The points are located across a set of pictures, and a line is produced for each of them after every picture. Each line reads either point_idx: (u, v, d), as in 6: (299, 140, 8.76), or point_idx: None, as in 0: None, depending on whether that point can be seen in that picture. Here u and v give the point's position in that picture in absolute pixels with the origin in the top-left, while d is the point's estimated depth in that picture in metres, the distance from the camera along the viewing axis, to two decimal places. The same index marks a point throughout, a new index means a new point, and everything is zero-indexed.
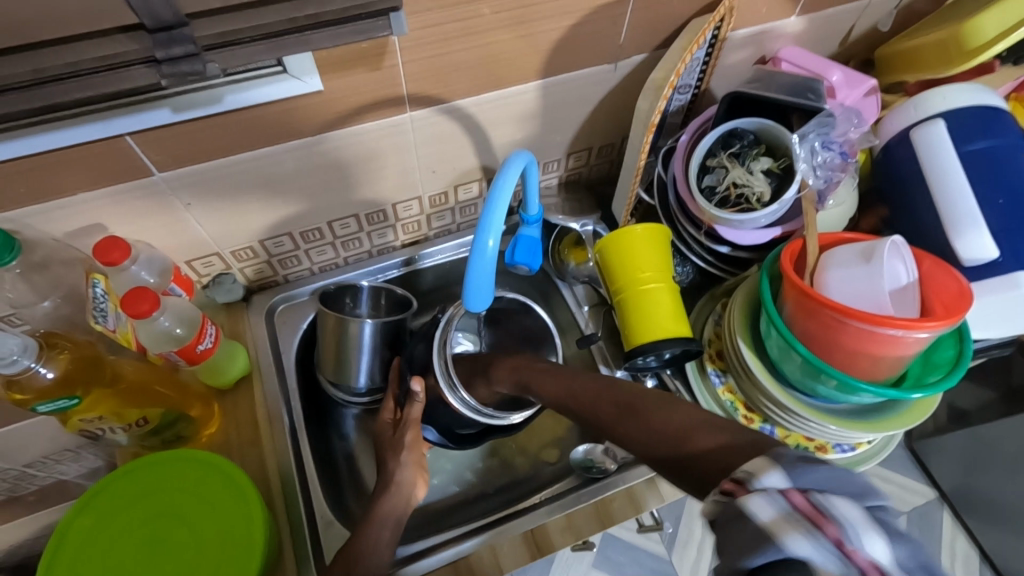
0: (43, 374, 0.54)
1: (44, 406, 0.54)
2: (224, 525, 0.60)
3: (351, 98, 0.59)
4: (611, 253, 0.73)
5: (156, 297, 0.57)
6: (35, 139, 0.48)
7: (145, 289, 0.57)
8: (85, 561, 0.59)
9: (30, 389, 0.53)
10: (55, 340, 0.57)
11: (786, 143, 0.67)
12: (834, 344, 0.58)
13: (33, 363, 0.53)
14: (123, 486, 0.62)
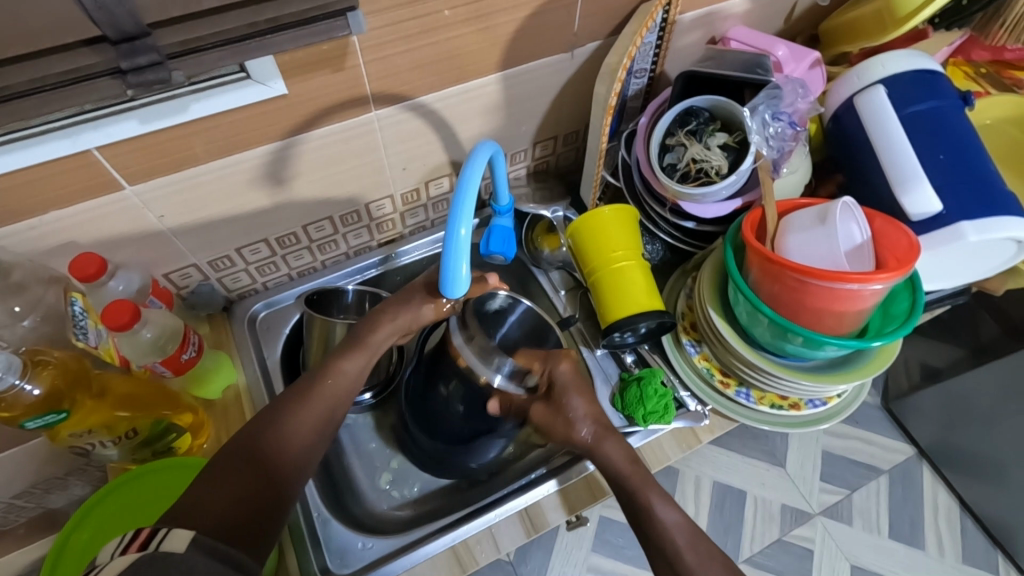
0: (29, 390, 0.54)
1: (33, 423, 0.54)
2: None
3: (316, 100, 0.60)
4: (583, 235, 0.76)
5: (135, 308, 0.57)
6: (3, 158, 0.49)
7: (123, 301, 0.57)
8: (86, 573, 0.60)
9: (18, 406, 0.53)
10: (40, 355, 0.57)
11: (740, 117, 0.70)
12: (798, 303, 0.61)
13: (19, 380, 0.52)
14: (119, 497, 0.63)
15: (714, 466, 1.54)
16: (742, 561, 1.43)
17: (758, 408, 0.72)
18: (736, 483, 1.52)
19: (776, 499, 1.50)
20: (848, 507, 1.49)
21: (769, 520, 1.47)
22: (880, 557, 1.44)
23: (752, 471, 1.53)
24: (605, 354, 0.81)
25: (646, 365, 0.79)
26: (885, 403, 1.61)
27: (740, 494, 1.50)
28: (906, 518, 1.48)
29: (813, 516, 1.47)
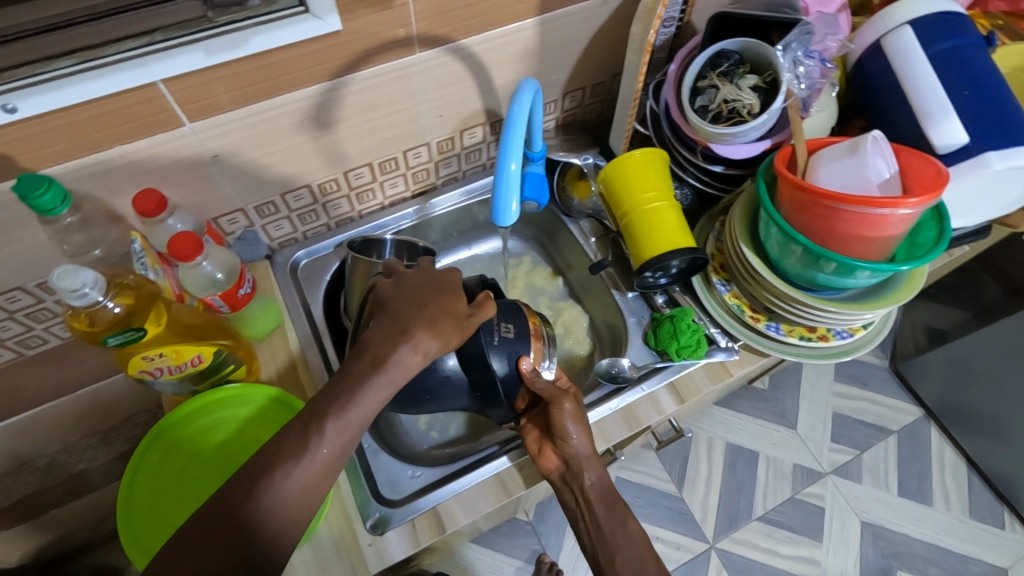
0: (110, 307, 0.57)
1: (114, 338, 0.57)
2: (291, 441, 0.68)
3: (363, 40, 0.62)
4: (614, 180, 0.79)
5: (197, 241, 0.60)
6: (77, 88, 0.51)
7: (187, 234, 0.60)
8: (161, 493, 0.64)
9: (99, 320, 0.57)
10: (119, 278, 0.60)
11: (770, 58, 0.72)
12: (831, 231, 0.63)
13: (102, 299, 0.56)
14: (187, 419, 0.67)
15: (726, 429, 1.58)
16: (755, 518, 1.47)
17: (788, 340, 0.74)
18: (748, 444, 1.56)
19: (787, 459, 1.53)
20: (857, 466, 1.53)
21: (781, 479, 1.51)
22: (889, 512, 1.48)
23: (761, 433, 1.57)
24: (636, 297, 0.84)
25: (676, 305, 0.81)
26: (893, 364, 1.65)
27: (752, 456, 1.54)
28: (915, 475, 1.52)
29: (824, 475, 1.51)
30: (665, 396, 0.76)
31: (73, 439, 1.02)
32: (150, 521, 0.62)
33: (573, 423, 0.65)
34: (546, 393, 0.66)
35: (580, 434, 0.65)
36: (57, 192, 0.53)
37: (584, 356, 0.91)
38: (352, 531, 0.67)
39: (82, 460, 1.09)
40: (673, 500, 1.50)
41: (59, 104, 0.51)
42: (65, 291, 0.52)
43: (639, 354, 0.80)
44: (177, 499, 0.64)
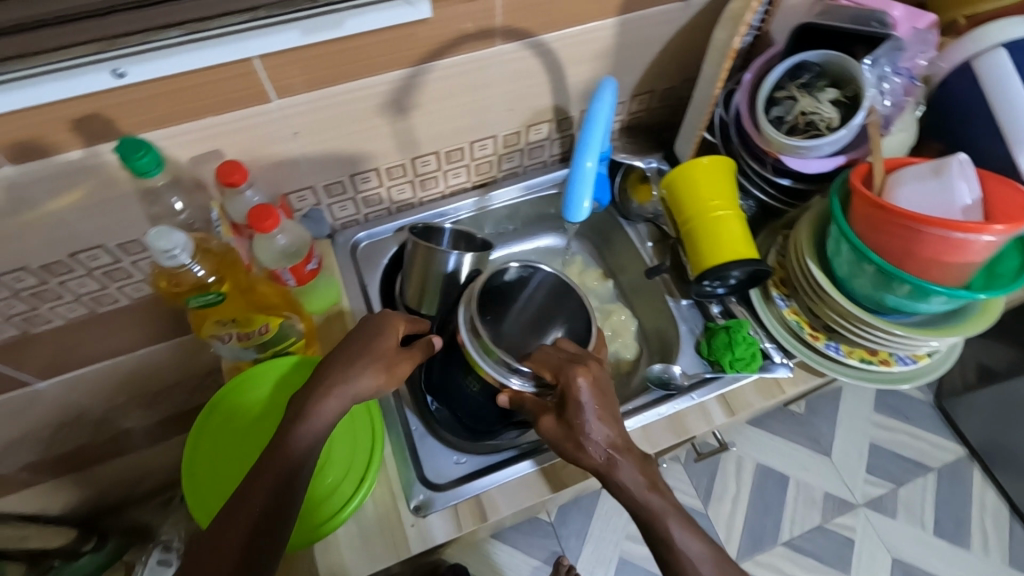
0: (195, 271, 0.61)
1: (196, 301, 0.61)
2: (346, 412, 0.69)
3: (449, 29, 0.63)
4: (678, 185, 0.79)
5: (277, 214, 0.62)
6: (181, 58, 0.54)
7: (268, 206, 0.62)
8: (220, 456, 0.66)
9: (184, 281, 0.62)
10: (206, 243, 0.65)
11: (853, 73, 0.71)
12: (907, 252, 0.62)
13: (189, 263, 0.60)
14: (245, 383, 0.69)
15: (757, 449, 1.55)
16: (781, 543, 1.43)
17: (848, 361, 0.73)
18: (779, 467, 1.52)
19: (819, 486, 1.50)
20: (892, 500, 1.48)
21: (810, 505, 1.47)
22: (922, 550, 1.43)
23: (793, 457, 1.53)
24: (690, 306, 0.83)
25: (732, 317, 0.80)
26: (938, 401, 1.60)
27: (783, 479, 1.51)
28: (952, 515, 1.47)
29: (856, 506, 1.47)
30: (715, 407, 0.75)
31: (125, 398, 1.06)
32: (210, 481, 0.65)
33: (580, 417, 0.60)
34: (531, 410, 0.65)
35: (601, 422, 0.60)
36: (154, 156, 0.56)
37: (630, 361, 0.90)
38: (395, 511, 0.68)
39: (131, 419, 1.13)
40: (697, 516, 1.48)
41: (165, 72, 0.54)
42: (159, 251, 0.55)
43: (691, 363, 0.79)
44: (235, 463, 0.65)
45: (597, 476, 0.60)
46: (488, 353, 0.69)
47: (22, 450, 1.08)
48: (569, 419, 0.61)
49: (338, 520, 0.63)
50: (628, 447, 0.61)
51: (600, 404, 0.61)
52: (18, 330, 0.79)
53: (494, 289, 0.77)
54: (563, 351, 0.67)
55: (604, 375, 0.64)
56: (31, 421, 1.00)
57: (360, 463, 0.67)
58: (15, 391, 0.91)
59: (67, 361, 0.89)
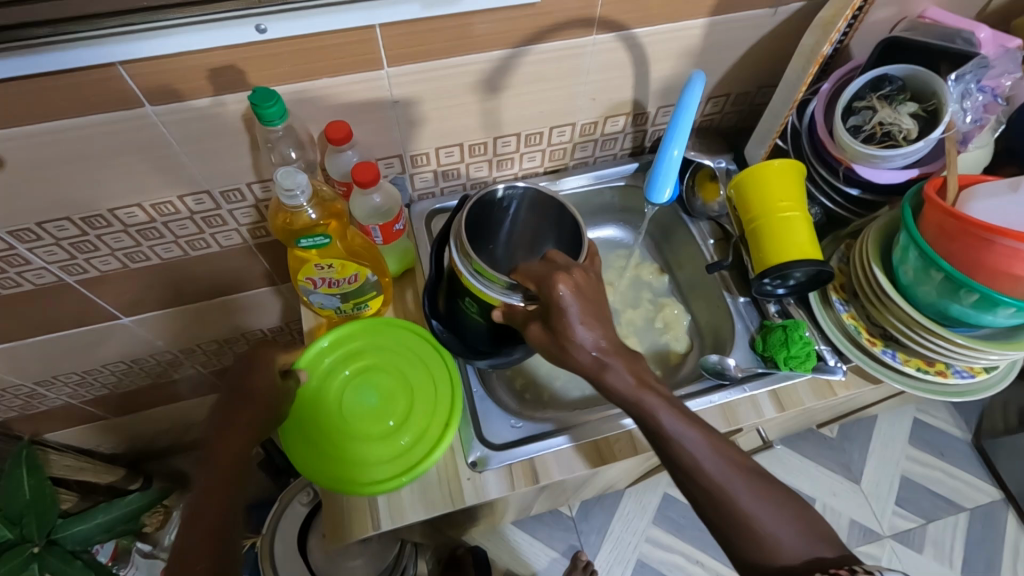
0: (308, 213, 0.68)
1: (305, 241, 0.68)
2: (424, 371, 0.77)
3: (551, 15, 0.67)
4: (747, 185, 0.81)
5: (378, 169, 0.68)
6: (316, 20, 0.59)
7: (368, 163, 0.69)
8: (315, 419, 0.73)
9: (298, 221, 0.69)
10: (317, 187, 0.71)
11: (935, 88, 0.72)
12: (978, 261, 0.63)
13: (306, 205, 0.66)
14: (336, 350, 0.78)
15: (786, 468, 1.54)
16: None
17: (903, 369, 0.74)
18: (807, 488, 1.52)
19: (846, 512, 1.49)
20: (920, 535, 1.46)
21: (836, 529, 1.47)
22: None
23: (822, 479, 1.53)
24: (747, 303, 0.85)
25: (789, 317, 0.82)
26: (976, 439, 1.57)
27: (809, 501, 1.50)
28: (982, 557, 1.44)
29: (883, 537, 1.46)
30: (766, 401, 0.77)
31: (193, 345, 1.13)
32: (309, 440, 0.72)
33: (565, 320, 0.59)
34: (522, 318, 0.64)
35: (583, 323, 0.59)
36: (280, 108, 0.61)
37: (680, 353, 0.93)
38: (454, 464, 0.72)
39: (192, 366, 1.20)
40: None
41: (300, 31, 0.59)
42: (283, 189, 0.63)
43: (744, 358, 0.81)
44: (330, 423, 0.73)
45: (586, 378, 0.61)
46: (489, 278, 0.65)
47: (93, 383, 1.15)
48: (552, 323, 0.60)
49: (426, 463, 0.70)
50: (617, 351, 0.60)
51: (583, 303, 0.59)
52: (118, 264, 0.85)
53: (479, 213, 0.72)
54: (547, 259, 0.64)
55: (592, 281, 0.62)
56: (108, 355, 1.07)
57: (439, 422, 0.73)
58: (101, 324, 0.98)
59: (153, 300, 0.96)
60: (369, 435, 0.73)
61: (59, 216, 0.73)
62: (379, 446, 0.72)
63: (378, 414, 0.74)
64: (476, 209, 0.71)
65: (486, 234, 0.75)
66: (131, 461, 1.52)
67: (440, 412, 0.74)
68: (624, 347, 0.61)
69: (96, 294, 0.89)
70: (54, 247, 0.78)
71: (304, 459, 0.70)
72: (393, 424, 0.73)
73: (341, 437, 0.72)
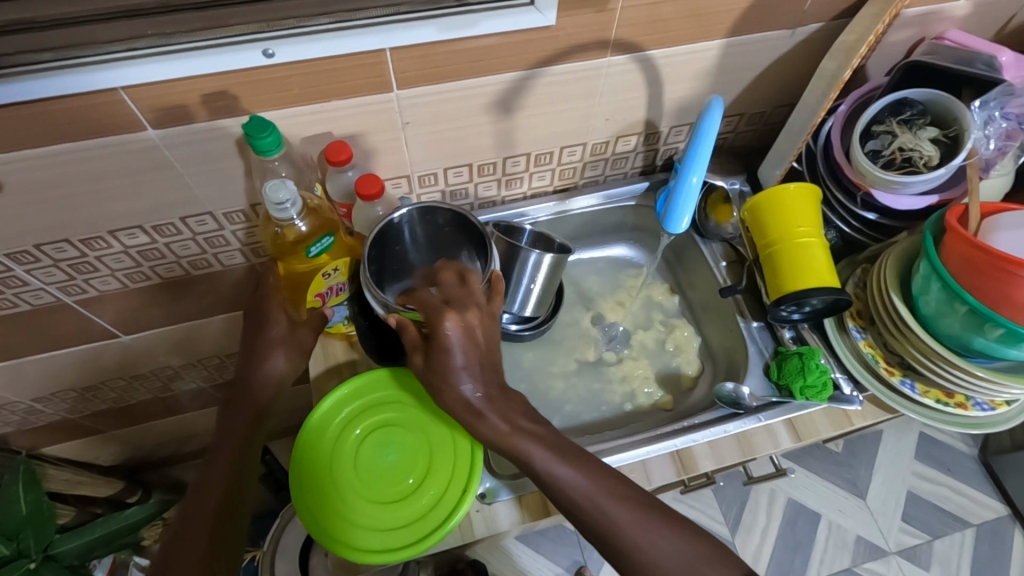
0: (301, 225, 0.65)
1: (313, 248, 0.66)
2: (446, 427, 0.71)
3: (568, 37, 0.66)
4: (764, 208, 0.79)
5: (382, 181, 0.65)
6: (327, 44, 0.57)
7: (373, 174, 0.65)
8: (325, 474, 0.68)
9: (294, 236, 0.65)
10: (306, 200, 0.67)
11: (958, 114, 0.71)
12: (1005, 295, 0.61)
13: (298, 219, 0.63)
14: (351, 402, 0.72)
15: (793, 483, 1.52)
16: None
17: (922, 400, 0.72)
18: (812, 504, 1.50)
19: (853, 529, 1.47)
20: (927, 552, 1.45)
21: (842, 546, 1.45)
22: None
23: (829, 496, 1.51)
24: (761, 328, 0.84)
25: (804, 344, 0.80)
26: (982, 455, 1.55)
27: (815, 516, 1.48)
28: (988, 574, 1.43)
29: (889, 553, 1.44)
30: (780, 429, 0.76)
31: (193, 360, 1.10)
32: (319, 498, 0.66)
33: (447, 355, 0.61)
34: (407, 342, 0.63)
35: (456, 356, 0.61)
36: (276, 137, 0.58)
37: (691, 377, 0.91)
38: None
39: (191, 380, 1.18)
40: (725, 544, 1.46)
41: (309, 56, 0.57)
42: (273, 202, 0.57)
43: (759, 385, 0.80)
44: (341, 482, 0.68)
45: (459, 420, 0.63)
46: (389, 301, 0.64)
47: (91, 399, 1.13)
48: (432, 352, 0.62)
49: (451, 523, 0.65)
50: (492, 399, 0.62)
51: (470, 345, 0.62)
52: (118, 284, 0.83)
53: (389, 238, 0.68)
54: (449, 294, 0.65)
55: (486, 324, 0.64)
56: (107, 372, 1.05)
57: (460, 478, 0.68)
58: (100, 342, 0.95)
59: (151, 319, 0.93)
60: (385, 498, 0.67)
61: (58, 238, 0.71)
62: (396, 510, 0.66)
63: (396, 475, 0.69)
64: (376, 254, 0.66)
65: (391, 262, 0.70)
66: (129, 473, 1.50)
67: (460, 469, 0.68)
68: (499, 390, 0.63)
69: (96, 313, 0.87)
70: (53, 268, 0.76)
71: (317, 527, 0.65)
72: (412, 484, 0.68)
73: (355, 501, 0.67)
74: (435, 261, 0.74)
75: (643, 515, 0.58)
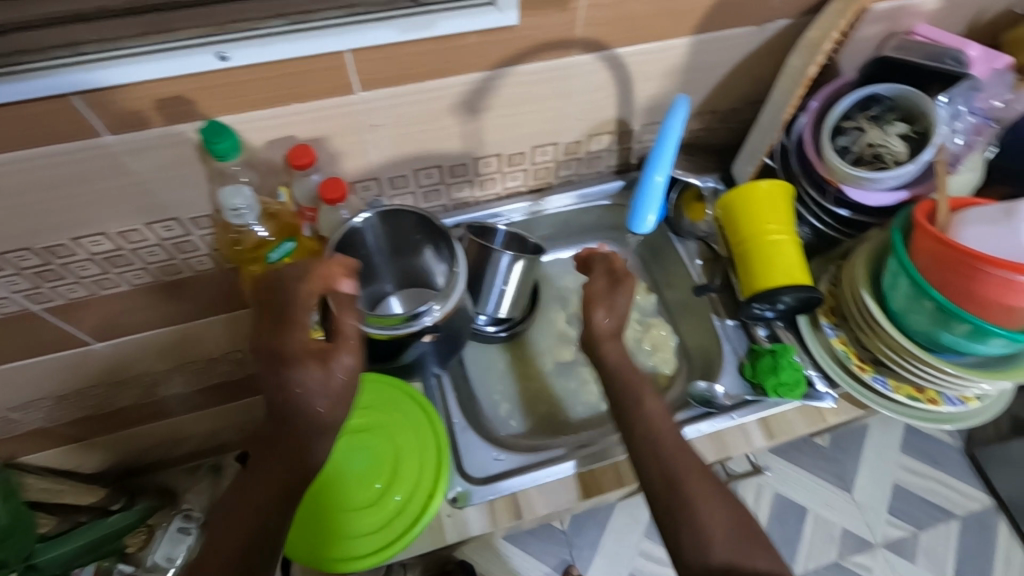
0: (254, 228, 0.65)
1: (274, 255, 0.67)
2: (417, 432, 0.71)
3: (532, 37, 0.65)
4: (735, 206, 0.79)
5: (346, 187, 0.65)
6: (282, 46, 0.56)
7: (338, 179, 0.65)
8: None
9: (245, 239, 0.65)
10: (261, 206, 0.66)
11: (927, 110, 0.71)
12: (971, 290, 0.61)
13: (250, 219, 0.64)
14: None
15: (780, 478, 1.52)
16: None
17: (894, 397, 0.72)
18: (800, 498, 1.50)
19: (840, 522, 1.47)
20: (913, 544, 1.45)
21: (829, 540, 1.46)
22: None
23: (816, 490, 1.51)
24: (735, 326, 0.84)
25: (777, 341, 0.80)
26: (968, 448, 1.56)
27: (802, 511, 1.49)
28: (974, 565, 1.44)
29: (876, 546, 1.45)
30: (753, 429, 0.75)
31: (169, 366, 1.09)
32: None
33: None
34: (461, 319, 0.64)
35: None
36: (233, 141, 0.57)
37: (667, 376, 0.91)
38: None
39: (169, 387, 1.17)
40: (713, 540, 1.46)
41: (264, 59, 0.56)
42: (228, 208, 0.62)
43: (733, 384, 0.80)
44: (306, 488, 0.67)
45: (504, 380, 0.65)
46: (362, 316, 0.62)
47: (67, 407, 1.12)
48: None
49: (418, 527, 0.65)
50: None
51: None
52: (86, 291, 0.82)
53: (347, 248, 0.66)
54: None
55: None
56: (82, 380, 1.04)
57: (427, 481, 0.68)
58: (72, 350, 0.94)
59: (123, 326, 0.92)
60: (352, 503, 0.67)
61: (20, 246, 0.70)
62: (362, 515, 0.66)
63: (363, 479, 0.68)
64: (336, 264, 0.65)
65: (357, 269, 0.69)
66: (113, 480, 1.48)
67: (427, 471, 0.68)
68: None
69: (65, 321, 0.86)
70: (16, 277, 0.75)
71: (285, 533, 0.64)
72: (379, 488, 0.67)
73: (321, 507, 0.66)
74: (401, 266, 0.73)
75: (717, 490, 0.59)
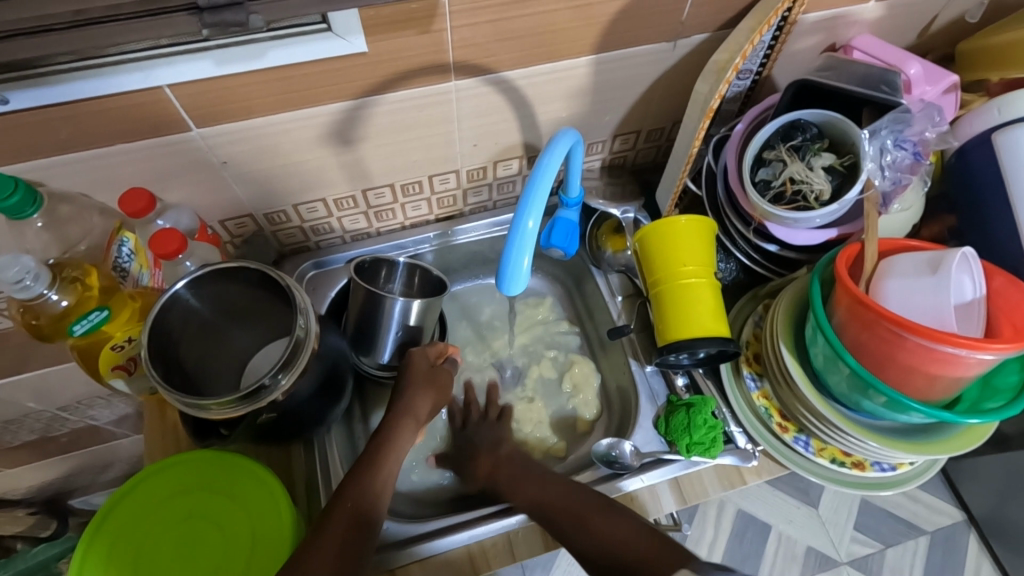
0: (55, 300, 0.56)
1: (79, 327, 0.56)
2: (251, 519, 0.58)
3: (394, 62, 0.57)
4: (651, 242, 0.70)
5: (183, 239, 0.57)
6: (75, 85, 0.48)
7: (171, 231, 0.57)
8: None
9: (44, 314, 0.56)
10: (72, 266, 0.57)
11: (854, 139, 0.63)
12: (889, 357, 0.54)
13: (45, 291, 0.55)
14: (148, 488, 0.60)
15: (742, 494, 1.46)
16: None
17: (816, 460, 0.65)
18: (762, 515, 1.43)
19: (802, 540, 1.40)
20: (879, 561, 1.38)
21: (791, 559, 1.38)
22: None
23: (780, 506, 1.44)
24: (655, 372, 0.76)
25: (697, 391, 0.72)
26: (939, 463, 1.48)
27: (765, 527, 1.42)
28: None
29: (840, 564, 1.37)
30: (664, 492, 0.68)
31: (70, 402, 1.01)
32: None
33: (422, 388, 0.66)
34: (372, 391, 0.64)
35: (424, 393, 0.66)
36: (26, 195, 0.50)
37: (588, 421, 0.82)
38: None
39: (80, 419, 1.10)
40: None
41: (54, 100, 0.48)
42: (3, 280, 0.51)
43: (648, 440, 0.71)
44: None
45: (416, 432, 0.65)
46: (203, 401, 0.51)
47: None
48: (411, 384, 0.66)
49: None
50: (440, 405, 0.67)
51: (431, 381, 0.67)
52: None
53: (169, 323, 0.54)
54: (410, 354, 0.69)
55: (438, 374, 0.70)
56: None
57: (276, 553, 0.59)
58: None
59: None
60: None
61: None
62: None
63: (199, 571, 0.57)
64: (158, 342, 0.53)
65: (187, 338, 0.57)
66: None
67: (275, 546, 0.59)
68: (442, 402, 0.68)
69: None
70: None
71: None
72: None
73: None
74: (251, 329, 0.61)
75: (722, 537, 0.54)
